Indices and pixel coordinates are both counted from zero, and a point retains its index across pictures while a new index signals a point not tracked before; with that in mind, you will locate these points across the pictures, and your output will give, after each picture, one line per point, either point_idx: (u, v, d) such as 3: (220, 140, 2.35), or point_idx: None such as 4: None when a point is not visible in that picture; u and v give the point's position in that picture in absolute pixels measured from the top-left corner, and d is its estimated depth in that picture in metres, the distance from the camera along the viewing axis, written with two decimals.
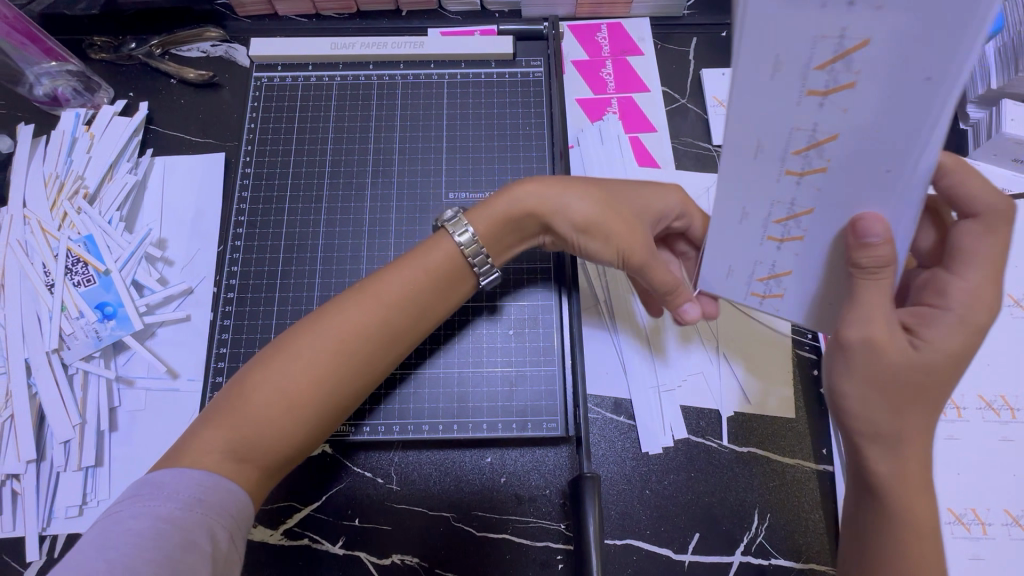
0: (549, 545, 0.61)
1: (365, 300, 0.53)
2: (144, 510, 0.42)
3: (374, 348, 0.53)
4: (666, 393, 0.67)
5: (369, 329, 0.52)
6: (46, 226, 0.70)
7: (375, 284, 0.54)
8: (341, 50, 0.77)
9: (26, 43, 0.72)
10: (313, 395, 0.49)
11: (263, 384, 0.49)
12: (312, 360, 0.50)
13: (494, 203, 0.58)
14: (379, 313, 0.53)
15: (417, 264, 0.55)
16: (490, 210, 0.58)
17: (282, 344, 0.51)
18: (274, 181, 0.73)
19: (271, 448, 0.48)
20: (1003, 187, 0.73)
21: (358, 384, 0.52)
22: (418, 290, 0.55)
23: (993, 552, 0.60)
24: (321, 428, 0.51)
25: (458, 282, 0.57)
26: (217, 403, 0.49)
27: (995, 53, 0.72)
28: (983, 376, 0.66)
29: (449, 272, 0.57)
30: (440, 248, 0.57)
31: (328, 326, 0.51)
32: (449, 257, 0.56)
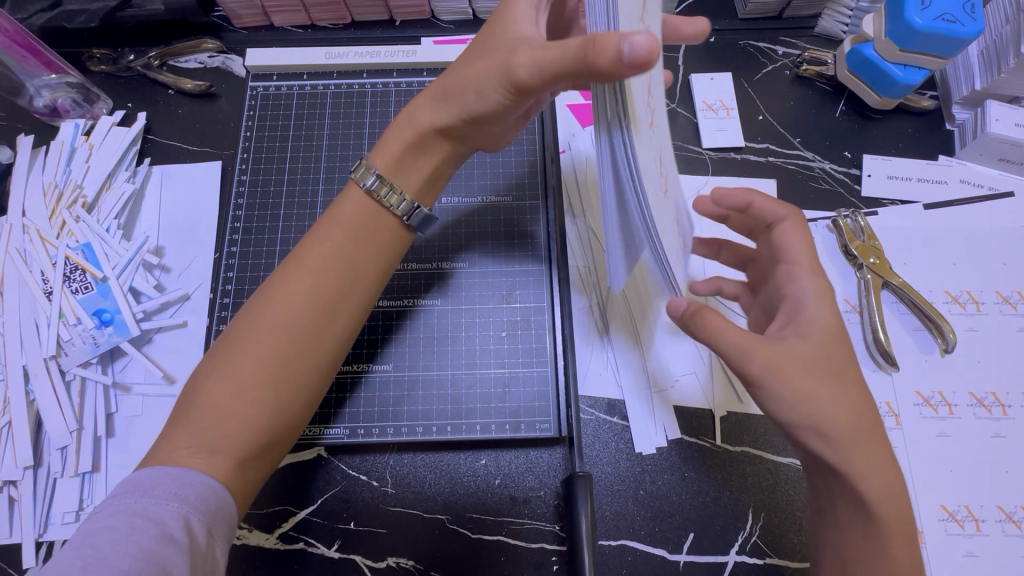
0: (545, 546, 0.61)
1: (291, 274, 0.52)
2: (120, 508, 0.43)
3: (315, 321, 0.52)
4: (658, 394, 0.67)
5: (305, 300, 0.52)
6: (45, 235, 0.71)
7: (299, 256, 0.54)
8: (336, 59, 0.79)
9: (26, 56, 0.74)
10: (263, 377, 0.49)
11: (212, 377, 0.49)
12: (254, 342, 0.49)
13: (397, 148, 0.56)
14: (313, 284, 0.52)
15: (331, 225, 0.55)
16: (393, 151, 0.56)
17: (224, 338, 0.51)
18: (270, 188, 0.74)
19: (239, 435, 0.48)
20: (990, 187, 0.74)
21: (310, 360, 0.51)
22: (344, 255, 0.54)
23: (988, 548, 0.60)
24: (287, 408, 0.50)
25: (382, 233, 0.56)
26: (178, 407, 0.49)
27: (978, 54, 0.74)
28: (973, 373, 0.66)
29: (366, 225, 0.55)
30: (351, 202, 0.56)
31: (262, 307, 0.51)
32: (360, 210, 0.56)
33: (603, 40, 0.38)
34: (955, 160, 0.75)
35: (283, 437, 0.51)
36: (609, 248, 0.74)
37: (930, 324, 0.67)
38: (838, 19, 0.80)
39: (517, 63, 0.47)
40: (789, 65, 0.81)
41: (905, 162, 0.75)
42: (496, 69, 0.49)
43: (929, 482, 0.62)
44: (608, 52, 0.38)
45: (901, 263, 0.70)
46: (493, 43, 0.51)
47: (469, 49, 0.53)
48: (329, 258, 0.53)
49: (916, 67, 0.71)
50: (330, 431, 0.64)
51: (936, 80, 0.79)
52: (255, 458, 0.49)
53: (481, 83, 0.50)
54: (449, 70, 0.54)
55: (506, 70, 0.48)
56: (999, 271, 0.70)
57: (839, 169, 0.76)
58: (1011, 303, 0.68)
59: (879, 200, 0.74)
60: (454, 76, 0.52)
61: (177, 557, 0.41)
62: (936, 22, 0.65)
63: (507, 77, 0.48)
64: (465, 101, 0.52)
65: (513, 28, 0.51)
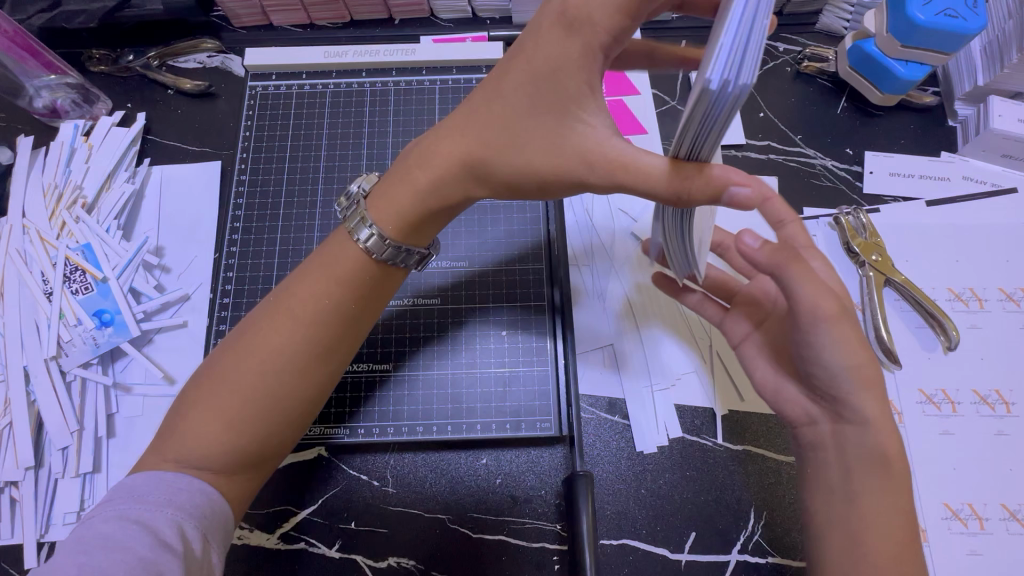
0: (546, 546, 0.61)
1: (278, 317, 0.51)
2: (115, 513, 0.44)
3: (302, 363, 0.50)
4: (660, 393, 0.67)
5: (295, 346, 0.50)
6: (46, 235, 0.71)
7: (287, 299, 0.52)
8: (335, 58, 0.79)
9: (26, 57, 0.74)
10: (248, 411, 0.48)
11: (197, 406, 0.49)
12: (239, 378, 0.49)
13: (394, 194, 0.51)
14: (303, 329, 0.50)
15: (322, 271, 0.52)
16: (390, 197, 0.51)
17: (210, 370, 0.50)
18: (269, 189, 0.74)
19: (221, 454, 0.48)
20: (993, 183, 0.74)
21: (298, 398, 0.50)
22: (335, 303, 0.51)
23: (991, 546, 0.59)
24: (276, 436, 0.50)
25: (381, 280, 0.53)
26: (165, 428, 0.50)
27: (981, 49, 0.73)
28: (976, 370, 0.65)
29: (359, 273, 0.52)
30: (344, 251, 0.52)
31: (250, 347, 0.50)
32: (351, 257, 0.52)
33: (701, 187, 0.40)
34: (957, 156, 0.75)
35: (272, 459, 0.51)
36: (610, 246, 0.73)
37: (932, 322, 0.66)
38: (839, 15, 0.80)
39: (585, 166, 0.44)
40: (790, 62, 0.81)
41: (907, 160, 0.75)
42: (561, 169, 0.45)
43: (931, 481, 0.62)
44: (703, 189, 0.40)
45: (903, 260, 0.70)
46: (558, 131, 0.45)
47: (515, 118, 0.47)
48: (320, 304, 0.51)
49: (916, 62, 0.71)
50: (330, 432, 0.64)
51: (938, 76, 0.78)
52: (244, 469, 0.49)
53: (540, 175, 0.46)
54: (490, 136, 0.47)
55: (576, 178, 0.45)
56: (1002, 268, 0.69)
57: (840, 166, 0.76)
58: (1014, 300, 0.68)
59: (881, 197, 0.74)
60: (504, 156, 0.47)
61: (171, 562, 0.41)
62: (936, 18, 0.65)
63: (578, 182, 0.45)
64: (512, 185, 0.48)
65: (582, 116, 0.45)
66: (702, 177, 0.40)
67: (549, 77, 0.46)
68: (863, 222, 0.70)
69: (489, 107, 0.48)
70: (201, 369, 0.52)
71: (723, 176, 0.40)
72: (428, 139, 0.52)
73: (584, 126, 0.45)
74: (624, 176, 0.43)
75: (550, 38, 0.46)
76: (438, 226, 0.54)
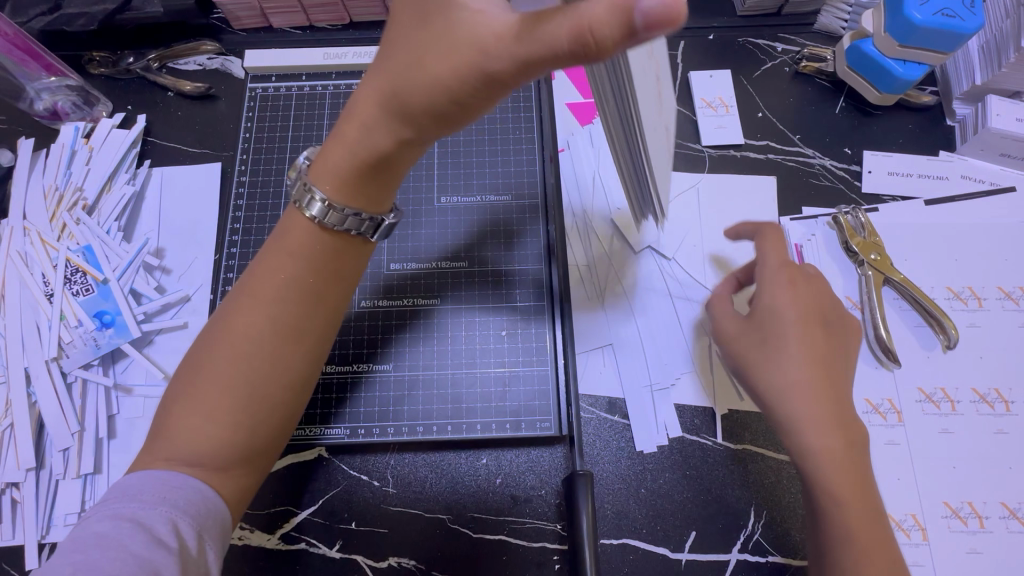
0: (546, 546, 0.61)
1: (245, 304, 0.50)
2: (112, 512, 0.44)
3: (276, 346, 0.50)
4: (659, 392, 0.67)
5: (264, 330, 0.50)
6: (46, 237, 0.71)
7: (250, 283, 0.51)
8: (334, 60, 0.79)
9: (26, 59, 0.74)
10: (229, 401, 0.48)
11: (183, 404, 0.48)
12: (216, 369, 0.48)
13: (332, 154, 0.48)
14: (270, 312, 0.50)
15: (279, 248, 0.51)
16: (332, 161, 0.48)
17: (190, 365, 0.50)
18: (270, 191, 0.75)
19: (211, 449, 0.47)
20: (991, 182, 0.74)
21: (279, 385, 0.50)
22: (295, 278, 0.50)
23: (991, 545, 0.59)
24: (264, 427, 0.50)
25: (341, 252, 0.52)
26: (154, 430, 0.49)
27: (979, 49, 0.73)
28: (975, 368, 0.66)
29: (318, 248, 0.51)
30: (296, 227, 0.51)
31: (220, 337, 0.49)
32: (304, 230, 0.51)
33: (601, 19, 0.32)
34: (955, 155, 0.75)
35: (265, 453, 0.51)
36: (608, 245, 0.73)
37: (931, 321, 0.66)
38: (837, 15, 0.80)
39: (483, 56, 0.38)
40: (789, 62, 0.81)
41: (906, 159, 0.75)
42: (463, 70, 0.39)
43: (931, 479, 0.62)
44: (611, 18, 0.32)
45: (902, 260, 0.70)
46: (444, 28, 0.39)
47: (412, 37, 0.42)
48: (285, 285, 0.50)
49: (915, 62, 0.71)
50: (331, 432, 0.64)
51: (937, 76, 0.79)
52: (241, 467, 0.49)
53: (446, 86, 0.40)
54: (393, 63, 0.43)
55: (478, 70, 0.38)
56: (1001, 267, 0.69)
57: (839, 166, 0.76)
58: (1013, 299, 0.68)
59: (880, 197, 0.74)
60: (406, 77, 0.41)
61: (167, 561, 0.42)
62: (934, 18, 0.65)
63: (484, 76, 0.39)
64: (432, 111, 0.42)
65: (465, 5, 0.40)
66: (597, 3, 0.32)
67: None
68: (862, 221, 0.70)
69: (388, 47, 0.44)
70: (181, 367, 0.51)
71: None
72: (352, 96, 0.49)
73: (468, 11, 0.39)
74: (524, 44, 0.36)
75: None
76: (388, 184, 0.51)
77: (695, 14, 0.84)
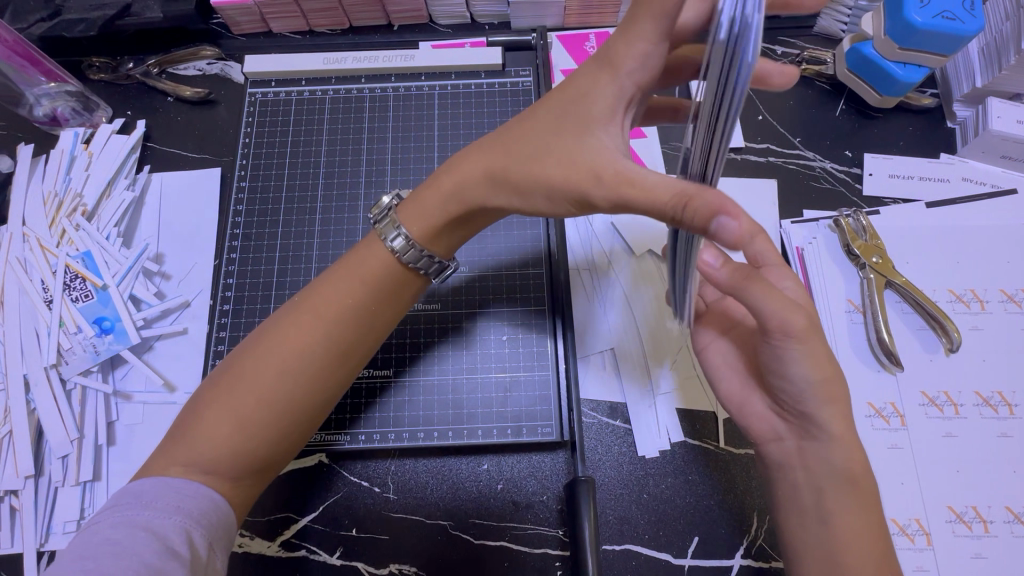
0: (547, 552, 0.61)
1: (302, 319, 0.51)
2: (122, 519, 0.43)
3: (326, 365, 0.50)
4: (661, 397, 0.66)
5: (316, 348, 0.50)
6: (45, 244, 0.71)
7: (314, 301, 0.52)
8: (333, 64, 0.79)
9: (26, 65, 0.74)
10: (262, 412, 0.48)
11: (213, 406, 0.48)
12: (257, 377, 0.49)
13: (426, 198, 0.52)
14: (324, 331, 0.51)
15: (352, 274, 0.52)
16: (419, 205, 0.52)
17: (228, 366, 0.50)
18: (269, 195, 0.74)
19: (232, 456, 0.48)
20: (992, 184, 0.74)
21: (314, 399, 0.50)
22: (360, 305, 0.52)
23: (996, 549, 0.59)
24: (287, 436, 0.50)
25: (406, 288, 0.54)
26: (177, 425, 0.50)
27: (979, 51, 0.73)
28: (978, 372, 0.65)
29: (389, 281, 0.53)
30: (374, 256, 0.53)
31: (271, 346, 0.50)
32: (381, 265, 0.52)
33: (696, 207, 0.35)
34: (956, 157, 0.75)
35: (277, 462, 0.51)
36: (609, 249, 0.73)
37: (934, 323, 0.66)
38: (836, 18, 0.80)
39: (594, 180, 0.42)
40: (788, 65, 0.81)
41: (907, 161, 0.75)
42: (574, 182, 0.43)
43: (934, 483, 0.61)
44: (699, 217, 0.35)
45: (905, 262, 0.70)
46: (569, 143, 0.44)
47: (540, 131, 0.46)
48: (347, 308, 0.51)
49: (916, 64, 0.71)
50: (332, 438, 0.64)
51: (937, 79, 0.79)
52: (250, 475, 0.49)
53: (552, 186, 0.45)
54: (514, 144, 0.47)
55: (586, 187, 0.43)
56: (1003, 269, 0.69)
57: (840, 168, 0.76)
58: (1015, 301, 0.68)
59: (880, 199, 0.74)
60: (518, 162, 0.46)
61: (177, 569, 0.41)
62: (936, 21, 0.65)
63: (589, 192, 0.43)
64: (533, 197, 0.47)
65: (596, 132, 0.43)
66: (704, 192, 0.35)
67: (575, 101, 0.45)
68: (864, 224, 0.69)
69: (519, 122, 0.48)
70: (219, 366, 0.51)
71: (719, 202, 0.34)
72: (461, 153, 0.52)
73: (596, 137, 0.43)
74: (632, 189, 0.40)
75: (583, 71, 0.45)
76: (460, 228, 0.54)
77: None
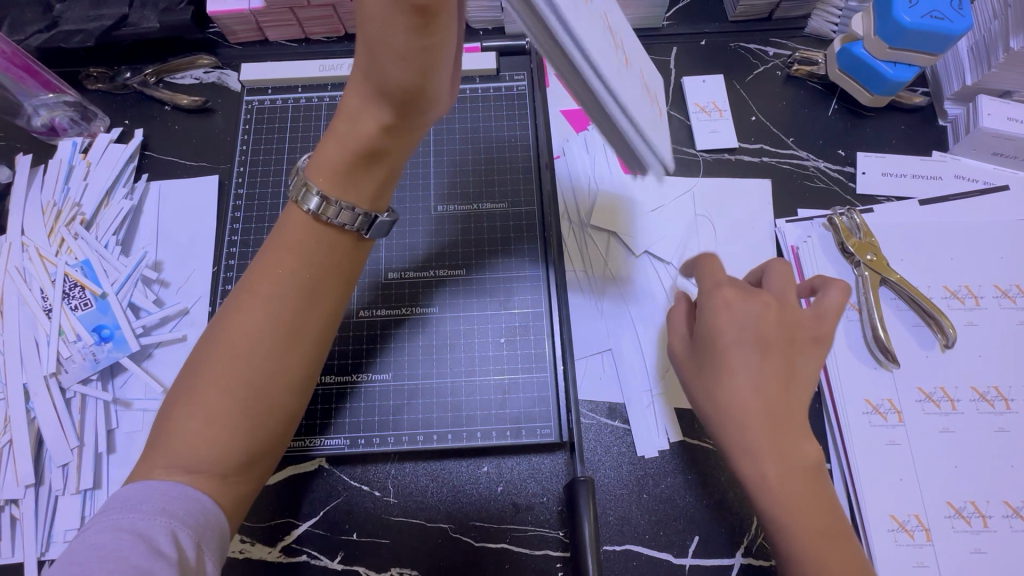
0: (548, 553, 0.61)
1: (246, 296, 0.51)
2: (110, 522, 0.44)
3: (279, 344, 0.50)
4: (660, 397, 0.66)
5: (262, 323, 0.50)
6: (44, 253, 0.72)
7: (253, 276, 0.51)
8: (329, 71, 0.79)
9: (24, 76, 0.75)
10: (232, 405, 0.48)
11: (183, 409, 0.48)
12: (219, 370, 0.48)
13: (328, 151, 0.49)
14: (264, 303, 0.50)
15: (275, 239, 0.52)
16: (331, 161, 0.49)
17: (192, 366, 0.50)
18: (267, 202, 0.75)
19: (215, 458, 0.47)
20: (984, 181, 0.74)
21: (280, 384, 0.50)
22: (298, 275, 0.51)
23: (995, 545, 0.59)
24: (265, 432, 0.50)
25: (338, 248, 0.53)
26: (155, 433, 0.49)
27: (968, 49, 0.74)
28: (973, 367, 0.66)
29: (314, 240, 0.52)
30: (294, 218, 0.51)
31: (223, 334, 0.49)
32: (303, 224, 0.51)
33: None
34: (949, 156, 0.76)
35: (263, 461, 0.51)
36: (604, 250, 0.73)
37: (929, 320, 0.66)
38: (827, 19, 0.81)
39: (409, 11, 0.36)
40: (781, 66, 0.82)
41: (899, 160, 0.76)
42: (407, 29, 0.37)
43: (933, 479, 0.62)
44: None
45: (899, 260, 0.70)
46: (365, 10, 0.38)
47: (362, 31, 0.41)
48: (286, 279, 0.50)
49: (905, 63, 0.72)
50: (331, 442, 0.64)
51: (927, 77, 0.79)
52: (237, 473, 0.49)
53: (405, 57, 0.39)
54: (369, 60, 0.43)
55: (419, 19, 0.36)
56: (998, 266, 0.69)
57: (833, 167, 0.76)
58: (1010, 297, 0.68)
59: (874, 198, 0.75)
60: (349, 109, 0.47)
61: (165, 568, 0.41)
62: (923, 20, 0.66)
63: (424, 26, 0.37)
64: (413, 92, 0.43)
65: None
66: None
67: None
68: (857, 222, 0.70)
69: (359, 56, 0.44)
70: (185, 369, 0.51)
71: None
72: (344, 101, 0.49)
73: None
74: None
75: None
76: (384, 178, 0.52)
77: (687, 21, 0.85)
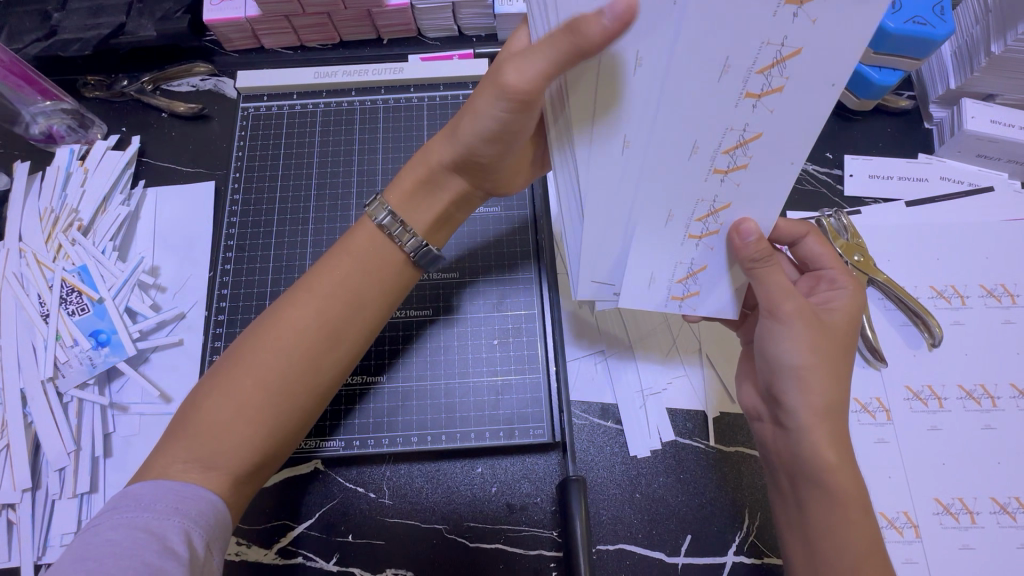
0: (542, 553, 0.61)
1: (297, 298, 0.53)
2: (123, 521, 0.43)
3: (318, 347, 0.52)
4: (652, 397, 0.67)
5: (306, 325, 0.52)
6: (42, 259, 0.72)
7: (309, 280, 0.54)
8: (325, 78, 0.81)
9: (21, 85, 0.76)
10: (259, 398, 0.50)
11: (212, 394, 0.50)
12: (255, 362, 0.50)
13: (403, 177, 0.58)
14: (314, 308, 0.53)
15: (341, 249, 0.56)
16: (406, 184, 0.57)
17: (230, 354, 0.52)
18: (263, 208, 0.76)
19: (231, 454, 0.49)
20: (969, 182, 0.75)
21: (308, 386, 0.52)
22: (347, 282, 0.54)
23: (983, 540, 0.60)
24: (283, 430, 0.51)
25: (388, 263, 0.56)
26: (178, 417, 0.50)
27: (951, 53, 0.75)
28: (959, 366, 0.67)
29: (371, 253, 0.56)
30: (361, 232, 0.56)
31: (268, 330, 0.52)
32: (367, 236, 0.56)
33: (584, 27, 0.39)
34: (934, 157, 0.77)
35: (270, 465, 0.52)
36: None
37: (916, 319, 0.68)
38: None
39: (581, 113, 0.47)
40: None
41: (886, 162, 0.77)
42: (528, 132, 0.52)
43: (921, 476, 0.62)
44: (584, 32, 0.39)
45: (886, 260, 0.71)
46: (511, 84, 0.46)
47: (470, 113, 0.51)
48: (336, 285, 0.54)
49: (891, 68, 0.73)
50: (326, 444, 0.64)
51: (913, 81, 0.80)
52: (247, 480, 0.50)
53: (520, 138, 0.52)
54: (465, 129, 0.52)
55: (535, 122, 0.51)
56: (983, 266, 0.71)
57: (821, 170, 0.77)
58: (995, 296, 0.69)
59: (861, 200, 0.76)
60: (466, 123, 0.52)
61: (177, 568, 0.41)
62: (906, 26, 0.67)
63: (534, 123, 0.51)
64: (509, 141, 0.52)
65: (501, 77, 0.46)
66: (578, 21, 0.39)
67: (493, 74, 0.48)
68: (845, 222, 0.71)
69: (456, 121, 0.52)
70: (221, 358, 0.53)
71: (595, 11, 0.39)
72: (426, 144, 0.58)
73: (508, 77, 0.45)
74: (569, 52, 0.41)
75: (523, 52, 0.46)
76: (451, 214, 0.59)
77: None
